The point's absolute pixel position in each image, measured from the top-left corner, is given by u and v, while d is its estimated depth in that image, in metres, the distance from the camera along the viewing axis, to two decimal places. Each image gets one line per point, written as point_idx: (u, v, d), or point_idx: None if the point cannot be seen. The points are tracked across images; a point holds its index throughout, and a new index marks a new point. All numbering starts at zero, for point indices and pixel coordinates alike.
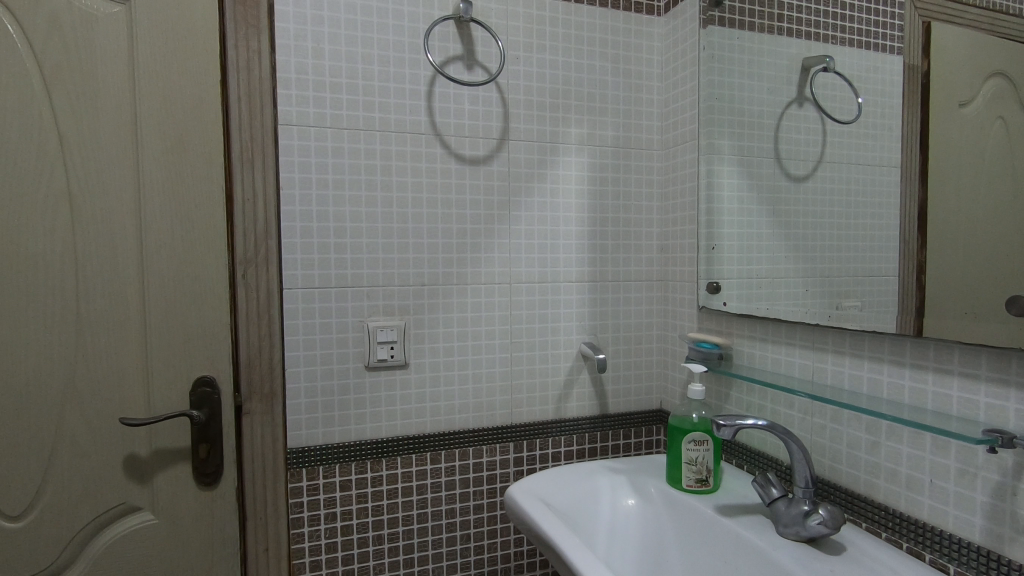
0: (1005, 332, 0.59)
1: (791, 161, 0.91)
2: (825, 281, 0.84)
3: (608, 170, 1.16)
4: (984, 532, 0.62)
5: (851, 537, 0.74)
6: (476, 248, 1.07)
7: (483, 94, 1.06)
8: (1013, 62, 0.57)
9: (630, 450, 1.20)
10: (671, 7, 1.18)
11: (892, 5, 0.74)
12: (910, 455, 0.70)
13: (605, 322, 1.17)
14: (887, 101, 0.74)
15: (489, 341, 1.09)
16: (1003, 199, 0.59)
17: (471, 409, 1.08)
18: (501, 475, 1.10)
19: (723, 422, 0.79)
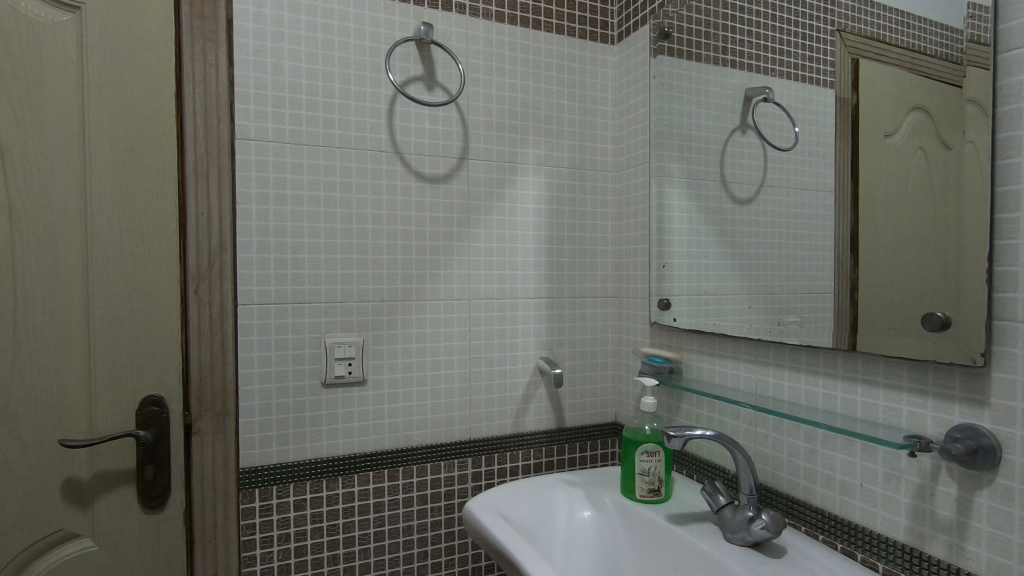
0: (922, 345, 0.65)
1: (735, 184, 0.97)
2: (768, 298, 0.89)
3: (564, 190, 1.20)
4: (907, 531, 0.67)
5: (791, 540, 0.78)
6: (435, 265, 1.08)
7: (443, 114, 1.08)
8: (933, 98, 0.63)
9: (586, 463, 1.23)
10: (623, 37, 1.24)
11: (824, 43, 0.80)
12: (843, 460, 0.75)
13: (562, 338, 1.20)
14: (820, 130, 0.80)
15: (448, 357, 1.09)
16: (922, 223, 0.65)
17: (430, 425, 1.08)
18: (459, 491, 1.10)
19: (674, 433, 0.82)
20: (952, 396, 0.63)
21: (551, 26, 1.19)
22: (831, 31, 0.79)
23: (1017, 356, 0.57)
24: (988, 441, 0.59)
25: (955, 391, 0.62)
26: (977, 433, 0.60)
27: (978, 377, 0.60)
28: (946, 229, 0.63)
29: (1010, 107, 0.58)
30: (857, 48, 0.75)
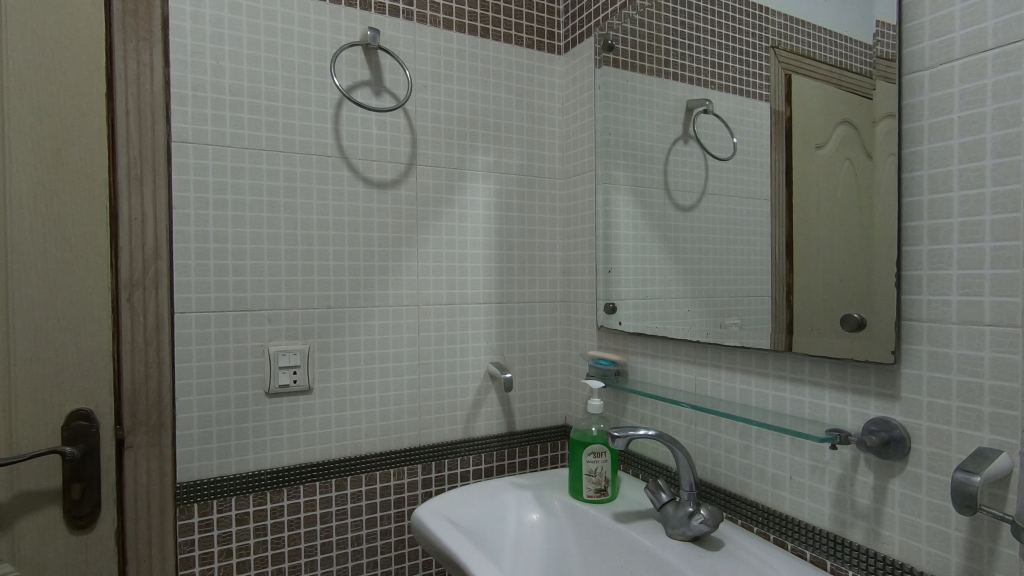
0: (844, 344, 0.70)
1: (677, 192, 1.01)
2: (708, 301, 0.93)
3: (513, 197, 1.22)
4: (831, 519, 0.71)
5: (728, 533, 0.82)
6: (384, 271, 1.07)
7: (391, 120, 1.08)
8: (854, 114, 0.68)
9: (536, 466, 1.25)
10: (569, 48, 1.27)
11: (760, 59, 0.85)
12: (774, 455, 0.79)
13: (512, 343, 1.21)
14: (757, 141, 0.85)
15: (397, 363, 1.09)
16: (846, 230, 0.70)
17: (379, 433, 1.07)
18: (409, 498, 1.09)
19: (618, 433, 0.85)
20: (868, 391, 0.67)
21: (499, 35, 1.20)
22: (766, 47, 0.84)
23: (922, 353, 0.62)
24: (899, 432, 0.63)
25: (870, 387, 0.67)
26: (889, 425, 0.64)
27: (890, 373, 0.65)
28: (866, 236, 0.67)
29: (913, 124, 0.63)
30: (790, 64, 0.79)
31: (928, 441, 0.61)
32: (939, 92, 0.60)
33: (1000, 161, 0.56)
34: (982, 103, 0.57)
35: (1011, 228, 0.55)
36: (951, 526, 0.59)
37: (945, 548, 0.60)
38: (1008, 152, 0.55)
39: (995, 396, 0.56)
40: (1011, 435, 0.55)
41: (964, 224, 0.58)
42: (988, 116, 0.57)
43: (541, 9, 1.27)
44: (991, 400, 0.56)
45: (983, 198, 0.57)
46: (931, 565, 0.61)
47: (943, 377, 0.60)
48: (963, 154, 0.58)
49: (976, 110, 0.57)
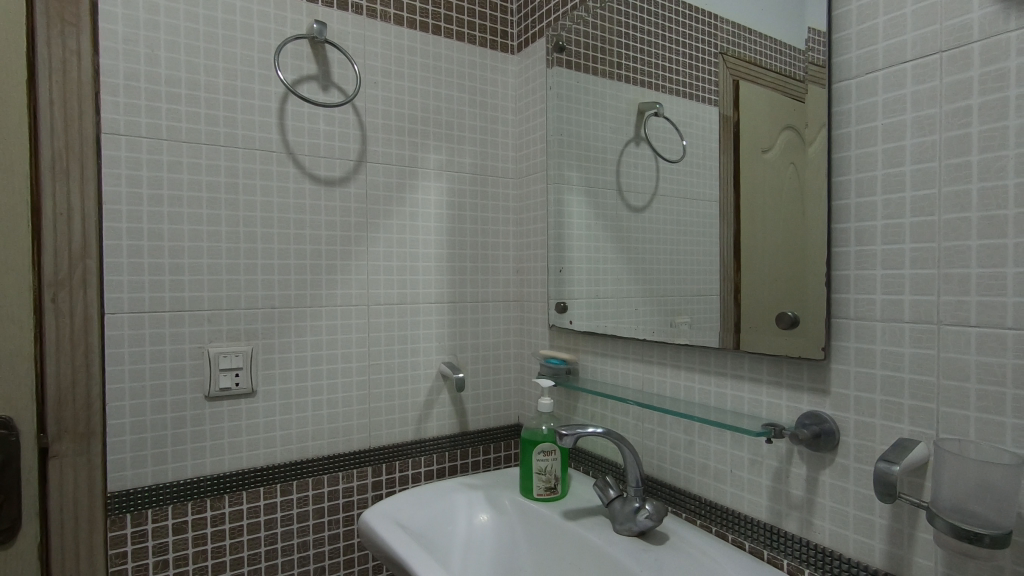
0: (780, 342, 0.72)
1: (629, 193, 1.03)
2: (658, 301, 0.95)
3: (466, 196, 1.21)
4: (768, 510, 0.74)
5: (673, 526, 0.84)
6: (332, 270, 1.05)
7: (339, 115, 1.05)
8: (797, 120, 0.70)
9: (489, 465, 1.24)
10: (523, 48, 1.27)
11: (708, 64, 0.87)
12: (715, 450, 0.81)
13: (464, 342, 1.21)
14: (705, 144, 0.87)
15: (346, 364, 1.07)
16: (787, 233, 0.72)
17: (327, 435, 1.05)
18: (359, 502, 1.07)
19: (566, 431, 0.86)
20: (801, 387, 0.70)
21: (452, 33, 1.20)
22: (714, 53, 0.86)
23: (849, 349, 0.65)
24: (829, 425, 0.66)
25: (803, 382, 0.70)
26: (820, 419, 0.67)
27: (821, 368, 0.68)
28: (804, 238, 0.69)
29: (842, 130, 0.65)
30: (735, 69, 0.82)
31: (855, 433, 0.64)
32: (865, 100, 0.63)
33: (918, 167, 0.59)
34: (902, 111, 0.60)
35: (928, 230, 0.58)
36: (875, 514, 0.62)
37: (869, 535, 0.63)
38: (925, 159, 0.58)
39: (914, 390, 0.59)
40: (928, 426, 0.58)
41: (887, 226, 0.61)
42: (907, 124, 0.59)
43: (494, 8, 1.26)
44: (910, 393, 0.59)
45: (903, 201, 0.60)
46: (858, 552, 0.64)
47: (868, 372, 0.63)
48: (886, 160, 0.61)
49: (897, 118, 0.60)
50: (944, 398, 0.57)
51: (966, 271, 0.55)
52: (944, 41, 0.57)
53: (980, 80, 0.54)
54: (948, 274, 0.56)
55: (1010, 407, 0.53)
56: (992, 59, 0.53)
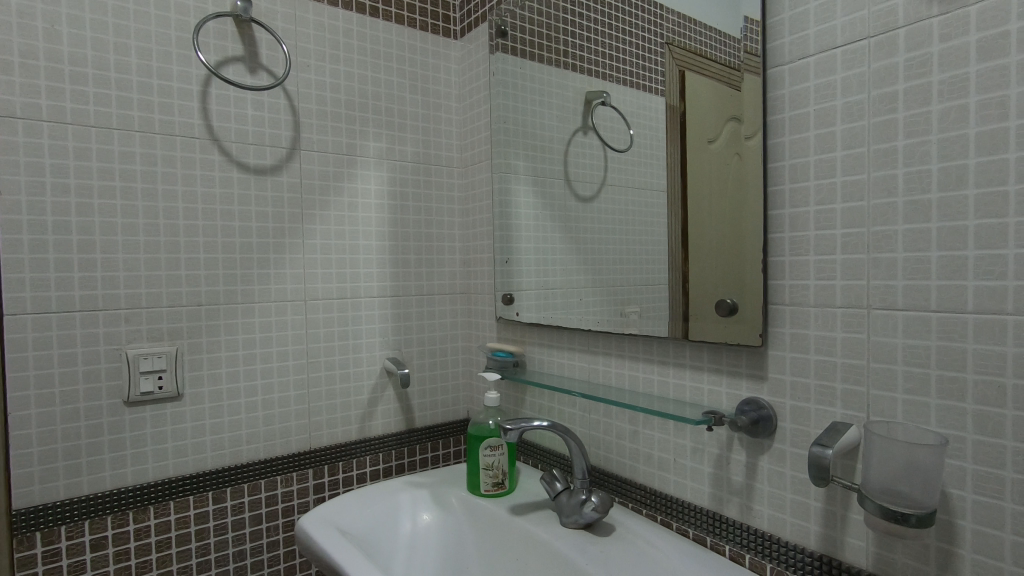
0: (719, 330, 0.72)
1: (577, 183, 1.01)
2: (605, 292, 0.94)
3: (408, 185, 1.18)
4: (710, 497, 0.74)
5: (619, 517, 0.83)
6: (265, 264, 0.99)
7: (269, 100, 0.99)
8: (741, 110, 0.68)
9: (438, 462, 1.22)
10: (466, 33, 1.24)
11: (652, 53, 0.86)
12: (659, 439, 0.81)
13: (409, 337, 1.17)
14: (652, 134, 0.86)
15: (282, 363, 1.01)
16: (730, 223, 0.71)
17: (264, 438, 0.99)
18: (299, 506, 1.03)
19: (510, 425, 0.84)
20: (740, 373, 0.70)
21: (390, 16, 1.15)
22: (658, 42, 0.85)
23: (785, 335, 0.65)
24: (766, 411, 0.67)
25: (742, 369, 0.70)
26: (758, 405, 0.67)
27: (759, 355, 0.68)
28: (745, 229, 0.68)
29: (776, 117, 0.65)
30: (677, 56, 0.81)
31: (791, 418, 0.65)
32: (798, 86, 0.63)
33: (849, 152, 0.59)
34: (833, 97, 0.60)
35: (859, 215, 0.58)
36: (810, 497, 0.63)
37: (805, 518, 0.64)
38: (854, 144, 0.58)
39: (845, 373, 0.60)
40: (859, 409, 0.59)
41: (819, 212, 0.61)
42: (837, 110, 0.60)
43: None
44: (842, 377, 0.60)
45: (834, 187, 0.60)
46: (795, 535, 0.65)
47: (802, 357, 0.63)
48: (818, 146, 0.61)
49: (828, 104, 0.60)
50: (874, 380, 0.58)
51: (893, 256, 0.56)
52: (871, 26, 0.57)
53: (906, 65, 0.54)
54: (877, 259, 0.57)
55: (934, 388, 0.54)
56: (917, 44, 0.54)
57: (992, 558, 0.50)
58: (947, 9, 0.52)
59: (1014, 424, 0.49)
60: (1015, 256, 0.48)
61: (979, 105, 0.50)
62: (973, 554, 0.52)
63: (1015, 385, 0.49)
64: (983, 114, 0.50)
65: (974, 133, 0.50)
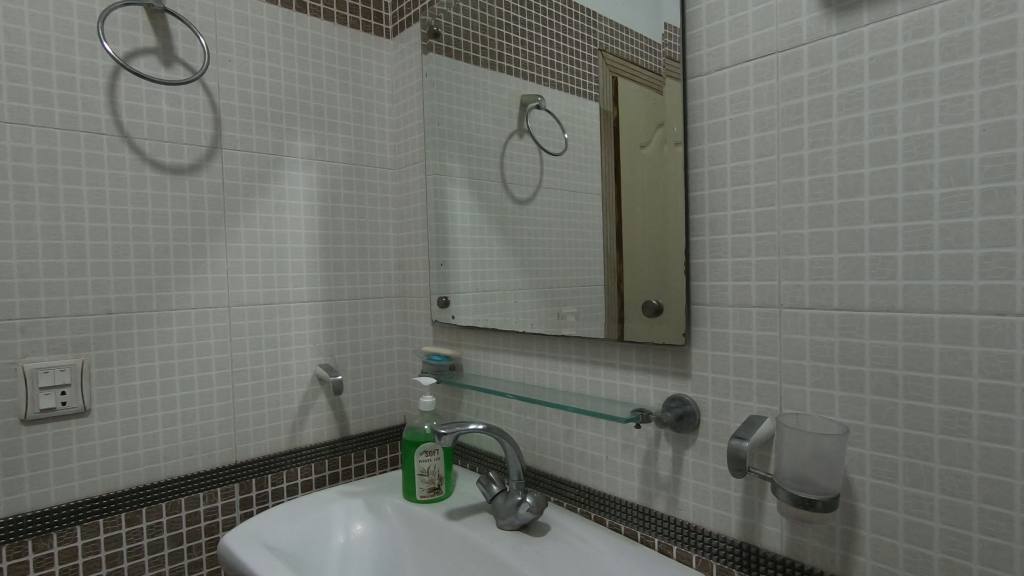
0: (646, 330, 0.74)
1: (513, 185, 1.01)
2: (539, 294, 0.94)
3: (340, 187, 1.14)
4: (640, 492, 0.76)
5: (554, 516, 0.85)
6: (183, 269, 0.94)
7: (186, 95, 0.94)
8: (670, 117, 0.70)
9: (374, 469, 1.19)
10: (399, 32, 1.22)
11: (583, 59, 0.87)
12: (591, 437, 0.83)
13: (342, 342, 1.14)
14: (584, 138, 0.87)
15: (203, 373, 0.96)
16: (659, 226, 0.72)
17: (184, 453, 0.94)
18: (224, 523, 0.98)
19: (445, 430, 0.82)
20: (666, 372, 0.73)
21: (319, 12, 1.11)
22: (589, 49, 0.86)
23: (706, 334, 0.68)
24: (690, 407, 0.69)
25: (668, 367, 0.73)
26: (683, 401, 0.70)
27: (683, 353, 0.71)
28: (671, 232, 0.71)
29: (696, 124, 0.68)
30: (606, 62, 0.82)
31: (712, 413, 0.68)
32: (715, 96, 0.66)
33: (761, 159, 0.62)
34: (746, 107, 0.63)
35: (770, 219, 0.62)
36: (731, 488, 0.66)
37: (726, 508, 0.67)
38: (765, 153, 0.62)
39: (760, 369, 0.63)
40: (773, 403, 0.62)
41: (735, 216, 0.65)
42: (750, 119, 0.63)
43: None
44: (757, 372, 0.63)
45: (748, 193, 0.63)
46: (717, 524, 0.68)
47: (722, 355, 0.67)
48: (734, 153, 0.65)
49: (742, 114, 0.64)
50: (785, 375, 0.61)
51: (801, 258, 0.59)
52: (779, 42, 0.61)
53: (809, 79, 0.58)
54: (787, 261, 0.60)
55: (837, 380, 0.57)
56: (819, 59, 0.57)
57: (888, 537, 0.55)
58: (844, 29, 0.56)
59: (905, 412, 0.53)
60: (904, 258, 0.53)
61: (873, 118, 0.54)
62: (872, 533, 0.56)
63: (905, 377, 0.53)
64: (876, 127, 0.54)
65: (868, 144, 0.54)
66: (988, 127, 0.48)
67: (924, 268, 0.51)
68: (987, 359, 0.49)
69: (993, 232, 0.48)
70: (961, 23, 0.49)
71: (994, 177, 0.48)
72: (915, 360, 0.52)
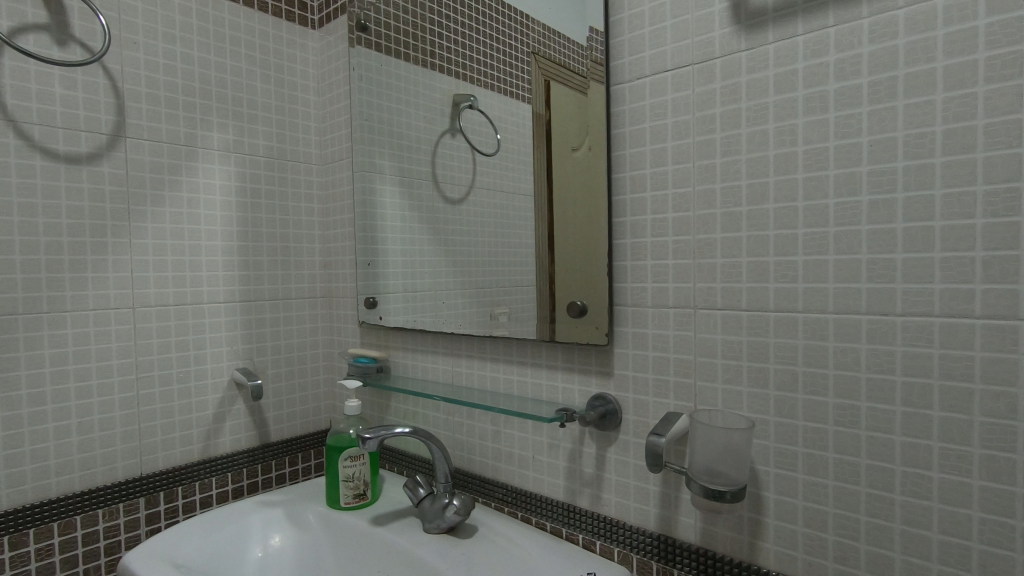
0: (571, 330, 0.76)
1: (445, 185, 1.00)
2: (469, 295, 0.94)
3: (260, 182, 1.09)
4: (565, 489, 0.78)
5: (481, 517, 0.84)
6: (80, 267, 0.86)
7: (83, 78, 0.86)
8: (599, 123, 0.71)
9: (297, 477, 1.15)
10: (325, 24, 1.19)
11: (515, 61, 0.87)
12: (518, 437, 0.84)
13: (262, 345, 1.09)
14: (517, 140, 0.87)
15: (104, 380, 0.89)
16: (587, 229, 0.74)
17: (80, 468, 0.86)
18: (127, 541, 0.91)
19: (370, 434, 0.80)
20: (589, 371, 0.75)
21: None
22: (519, 51, 0.87)
23: (627, 333, 0.70)
24: (613, 405, 0.71)
25: (592, 367, 0.74)
26: (606, 400, 0.72)
27: (605, 353, 0.73)
28: (597, 234, 0.72)
29: (619, 130, 0.70)
30: (537, 65, 0.83)
31: (633, 410, 0.70)
32: (636, 103, 0.68)
33: (678, 166, 0.65)
34: (664, 115, 0.66)
35: (686, 224, 0.64)
36: (650, 482, 0.69)
37: (645, 502, 0.69)
38: (681, 160, 0.65)
39: (677, 367, 0.66)
40: (688, 399, 0.65)
41: (654, 220, 0.67)
42: (668, 127, 0.65)
43: None
44: (674, 370, 0.66)
45: (666, 198, 0.66)
46: (637, 518, 0.70)
47: (642, 354, 0.69)
48: (653, 159, 0.67)
49: (661, 121, 0.66)
50: (699, 373, 0.64)
51: (713, 261, 0.62)
52: (694, 54, 0.63)
53: (721, 91, 0.61)
54: (701, 264, 0.63)
55: (745, 377, 0.61)
56: (730, 73, 0.61)
57: (789, 522, 0.59)
58: (752, 45, 0.59)
59: (804, 405, 0.57)
60: (803, 262, 0.56)
61: (776, 131, 0.58)
62: (775, 519, 0.59)
63: (803, 372, 0.57)
64: (779, 138, 0.58)
65: (772, 155, 0.58)
66: (875, 143, 0.52)
67: (821, 271, 0.55)
68: (874, 356, 0.53)
69: (879, 239, 0.52)
70: (852, 46, 0.53)
71: (879, 189, 0.52)
72: (812, 356, 0.56)
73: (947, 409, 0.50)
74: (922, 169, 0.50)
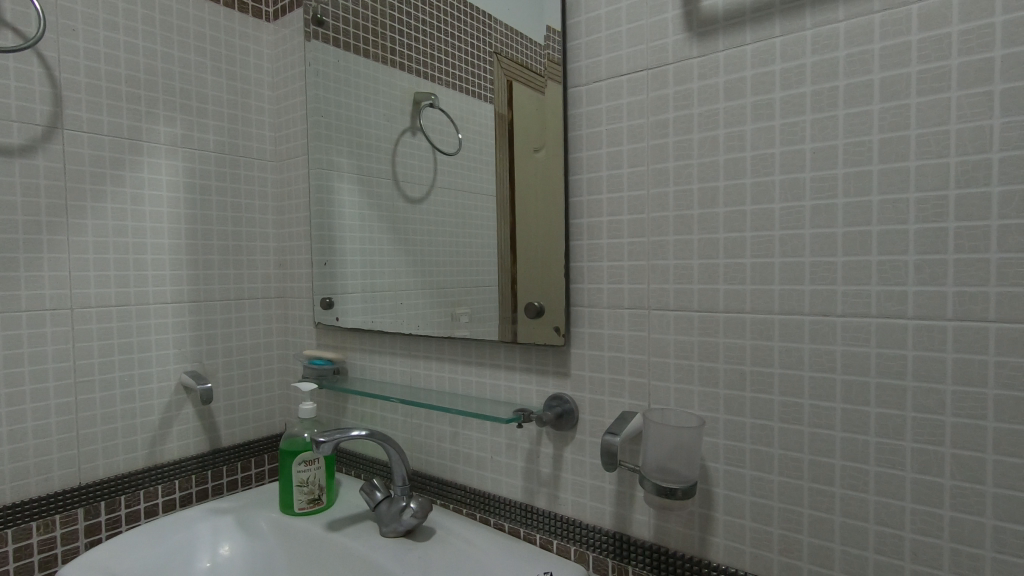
0: (529, 330, 0.76)
1: (405, 184, 0.98)
2: (429, 296, 0.93)
3: (211, 178, 1.06)
4: (523, 489, 0.78)
5: (439, 519, 0.84)
6: (11, 265, 0.81)
7: (15, 65, 0.81)
8: (558, 122, 0.71)
9: (249, 482, 1.12)
10: (280, 17, 1.15)
11: (476, 61, 0.87)
12: (476, 438, 0.83)
13: (213, 347, 1.06)
14: (477, 140, 0.87)
15: (38, 385, 0.84)
16: (547, 229, 0.74)
17: (12, 478, 0.81)
18: (65, 555, 0.86)
19: (324, 438, 0.78)
20: (547, 371, 0.75)
21: None
22: (480, 51, 0.87)
23: (584, 334, 0.71)
24: (569, 405, 0.72)
25: (549, 367, 0.75)
26: (563, 400, 0.72)
27: (562, 354, 0.73)
28: (555, 234, 0.72)
29: (576, 132, 0.71)
30: (497, 65, 0.83)
31: (589, 410, 0.71)
32: (593, 106, 0.69)
33: (633, 169, 0.66)
34: (620, 119, 0.67)
35: (640, 226, 0.65)
36: (605, 481, 0.70)
37: (601, 500, 0.70)
38: (636, 163, 0.66)
39: (631, 367, 0.67)
40: (642, 399, 0.66)
41: (610, 222, 0.68)
42: (623, 131, 0.66)
43: None
44: (629, 370, 0.67)
45: (621, 200, 0.67)
46: (593, 516, 0.71)
47: (598, 354, 0.70)
48: (609, 161, 0.68)
49: (617, 124, 0.67)
50: (653, 372, 0.65)
51: (666, 263, 0.64)
52: (648, 59, 0.64)
53: (674, 97, 0.62)
54: (654, 265, 0.65)
55: (696, 376, 0.62)
56: (683, 79, 0.62)
57: (737, 517, 0.60)
58: (704, 52, 0.60)
59: (751, 403, 0.59)
60: (751, 264, 0.58)
61: (726, 136, 0.59)
62: (724, 514, 0.61)
63: (750, 372, 0.59)
64: (729, 144, 0.59)
65: (722, 160, 0.60)
66: (817, 151, 0.54)
67: (767, 274, 0.57)
68: (816, 355, 0.55)
69: (821, 243, 0.54)
70: (797, 56, 0.55)
71: (821, 195, 0.54)
72: (759, 356, 0.58)
73: (882, 405, 0.52)
74: (860, 177, 0.52)
